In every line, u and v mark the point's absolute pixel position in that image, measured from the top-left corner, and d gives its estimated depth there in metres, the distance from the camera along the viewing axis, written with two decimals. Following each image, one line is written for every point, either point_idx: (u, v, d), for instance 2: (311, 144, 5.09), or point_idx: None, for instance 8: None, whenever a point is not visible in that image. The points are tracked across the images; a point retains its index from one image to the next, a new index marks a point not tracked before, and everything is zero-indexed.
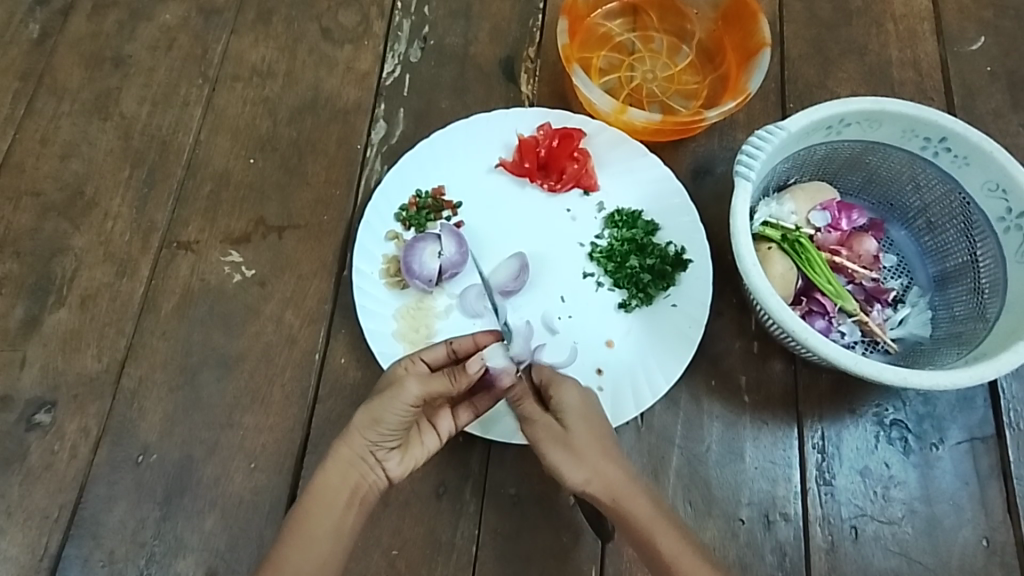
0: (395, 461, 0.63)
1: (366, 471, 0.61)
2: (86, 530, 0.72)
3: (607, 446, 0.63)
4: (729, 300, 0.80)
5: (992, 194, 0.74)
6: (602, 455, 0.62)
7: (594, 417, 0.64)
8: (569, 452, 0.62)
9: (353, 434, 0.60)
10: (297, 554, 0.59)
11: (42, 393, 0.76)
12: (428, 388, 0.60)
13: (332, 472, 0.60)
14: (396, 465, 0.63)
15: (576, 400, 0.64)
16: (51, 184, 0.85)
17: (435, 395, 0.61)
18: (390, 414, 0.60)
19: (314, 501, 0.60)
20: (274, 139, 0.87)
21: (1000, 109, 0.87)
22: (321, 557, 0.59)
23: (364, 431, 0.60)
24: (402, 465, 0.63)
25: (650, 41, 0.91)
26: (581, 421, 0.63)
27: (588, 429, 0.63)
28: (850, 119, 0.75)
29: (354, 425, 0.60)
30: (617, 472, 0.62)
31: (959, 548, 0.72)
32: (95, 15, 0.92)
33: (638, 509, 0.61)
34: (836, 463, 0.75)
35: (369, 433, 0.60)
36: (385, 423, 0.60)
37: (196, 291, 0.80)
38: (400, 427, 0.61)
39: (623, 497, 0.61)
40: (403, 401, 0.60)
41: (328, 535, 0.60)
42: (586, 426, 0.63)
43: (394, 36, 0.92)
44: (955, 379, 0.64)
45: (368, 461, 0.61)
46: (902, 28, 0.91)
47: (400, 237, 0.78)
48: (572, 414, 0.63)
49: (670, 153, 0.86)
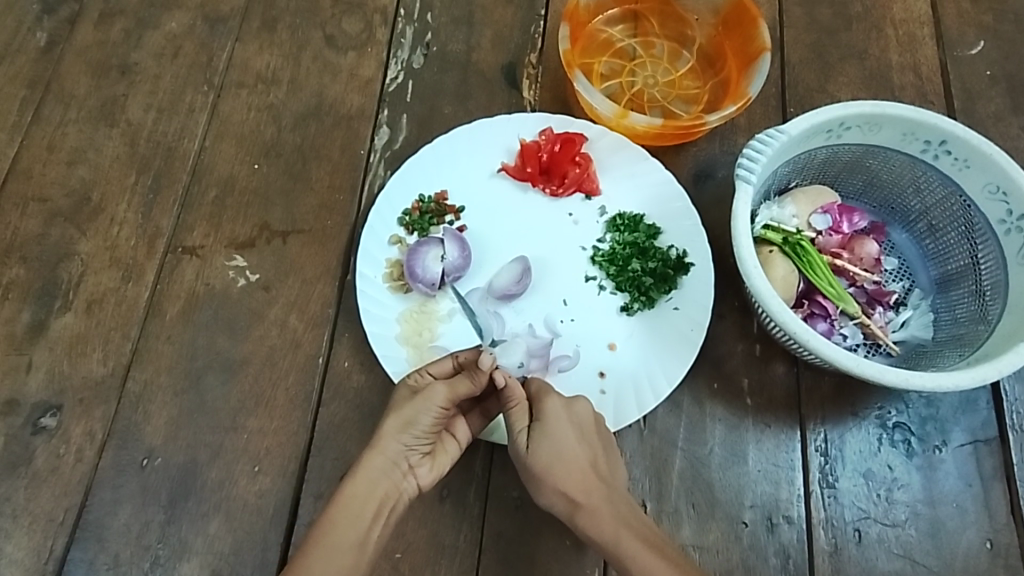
0: (425, 467, 0.65)
1: (399, 478, 0.63)
2: (91, 533, 0.73)
3: (571, 469, 0.63)
4: (731, 303, 0.81)
5: (993, 196, 0.74)
6: (565, 476, 0.63)
7: (573, 436, 0.65)
8: (532, 470, 0.64)
9: (385, 440, 0.63)
10: (320, 563, 0.58)
11: (48, 397, 0.77)
12: (455, 389, 0.64)
13: (361, 482, 0.62)
14: (426, 472, 0.65)
15: (549, 418, 0.65)
16: (58, 190, 0.85)
17: (463, 396, 0.65)
18: (424, 416, 0.63)
19: (341, 511, 0.60)
20: (278, 145, 0.87)
21: (1000, 113, 0.87)
22: (345, 566, 0.58)
23: (396, 435, 0.63)
24: (432, 473, 0.65)
25: (651, 47, 0.91)
26: (548, 440, 0.64)
27: (555, 449, 0.64)
28: (850, 123, 0.75)
29: (388, 429, 0.63)
30: (581, 493, 0.63)
31: (962, 550, 0.72)
32: (102, 24, 0.93)
33: (598, 533, 0.62)
34: (838, 466, 0.75)
35: (403, 437, 0.63)
36: (417, 426, 0.63)
37: (200, 296, 0.81)
38: (431, 429, 0.64)
39: (586, 520, 0.62)
40: (434, 402, 0.64)
41: (352, 546, 0.59)
42: (553, 445, 0.64)
43: (397, 43, 0.92)
44: (957, 381, 0.65)
45: (401, 467, 0.63)
46: (901, 33, 0.92)
47: (403, 241, 0.79)
48: (541, 431, 0.64)
49: (671, 157, 0.86)
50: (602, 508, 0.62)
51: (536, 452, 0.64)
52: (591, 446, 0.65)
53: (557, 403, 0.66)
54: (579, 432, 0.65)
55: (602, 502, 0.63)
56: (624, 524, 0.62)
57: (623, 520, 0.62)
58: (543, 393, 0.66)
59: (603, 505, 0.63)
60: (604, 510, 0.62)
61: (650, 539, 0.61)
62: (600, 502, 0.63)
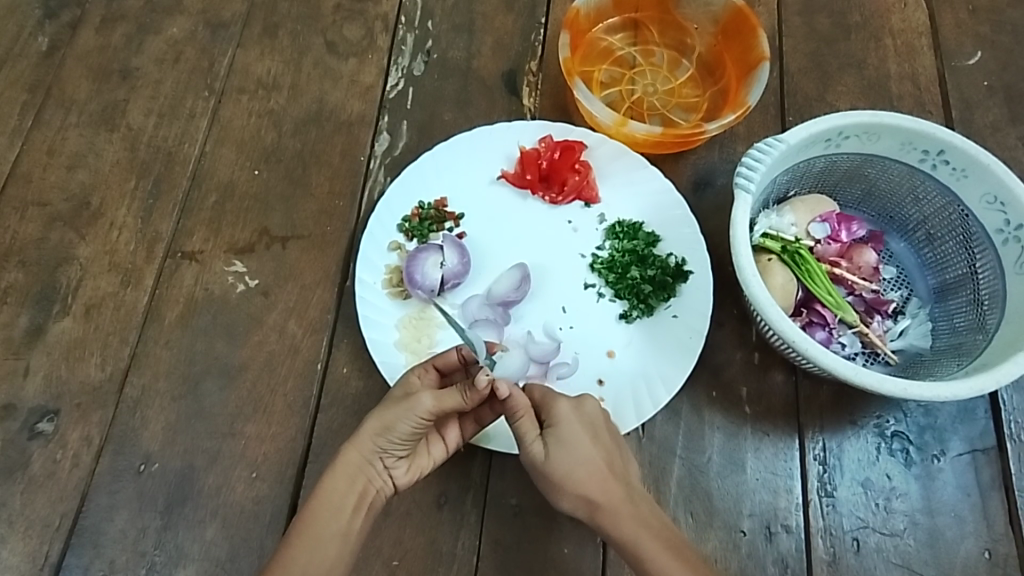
0: (401, 469, 0.65)
1: (373, 476, 0.63)
2: (87, 539, 0.72)
3: (595, 471, 0.61)
4: (729, 311, 0.81)
5: (991, 207, 0.74)
6: (591, 476, 0.61)
7: (584, 440, 0.62)
8: (556, 475, 0.61)
9: (364, 438, 0.62)
10: (304, 555, 0.59)
11: (45, 401, 0.77)
12: (441, 402, 0.62)
13: (340, 477, 0.62)
14: (403, 473, 0.65)
15: (565, 422, 0.63)
16: (57, 195, 0.85)
17: (448, 408, 0.63)
18: (402, 424, 0.62)
19: (321, 506, 0.61)
20: (278, 150, 0.87)
21: (997, 123, 0.88)
22: (328, 558, 0.59)
23: (374, 437, 0.62)
24: (409, 474, 0.66)
25: (651, 55, 0.92)
26: (569, 441, 0.62)
27: (575, 450, 0.62)
28: (848, 132, 0.76)
29: (366, 430, 0.62)
30: (608, 494, 0.61)
31: (961, 560, 0.72)
32: (104, 29, 0.93)
33: (622, 534, 0.60)
34: (837, 475, 0.75)
35: (380, 440, 0.62)
36: (394, 431, 0.62)
37: (199, 301, 0.81)
38: (409, 436, 0.63)
39: (611, 521, 0.61)
40: (416, 413, 0.62)
41: (334, 538, 0.60)
42: (570, 448, 0.62)
43: (398, 50, 0.93)
44: (956, 391, 0.64)
45: (376, 467, 0.63)
46: (900, 43, 0.92)
47: (402, 247, 0.79)
48: (557, 436, 0.62)
49: (671, 165, 0.87)
50: (623, 509, 0.61)
51: (556, 455, 0.61)
52: (605, 445, 0.63)
53: (566, 406, 0.64)
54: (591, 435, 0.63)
55: (625, 502, 0.61)
56: (646, 528, 0.60)
57: (644, 521, 0.61)
58: (552, 399, 0.64)
59: (629, 505, 0.61)
60: (627, 510, 0.61)
61: (671, 547, 0.59)
62: (624, 504, 0.61)
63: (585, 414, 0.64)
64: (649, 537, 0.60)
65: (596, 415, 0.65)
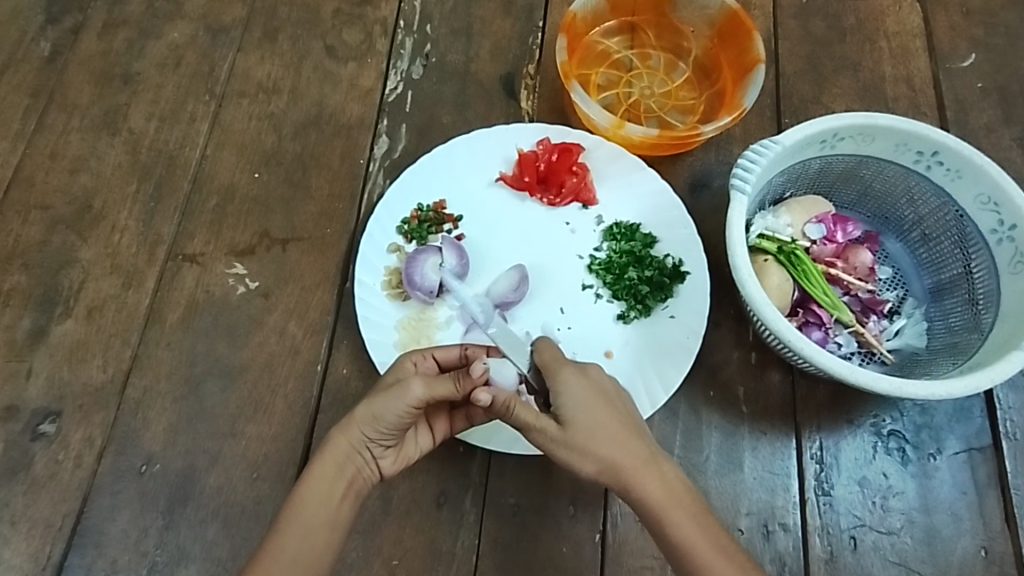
0: (389, 459, 0.66)
1: (361, 465, 0.64)
2: (89, 539, 0.73)
3: (616, 436, 0.60)
4: (727, 311, 0.81)
5: (985, 207, 0.75)
6: (608, 444, 0.60)
7: (600, 407, 0.61)
8: (573, 445, 0.60)
9: (352, 426, 0.63)
10: (293, 542, 0.60)
11: (47, 403, 0.77)
12: (433, 392, 0.62)
13: (328, 463, 0.62)
14: (390, 463, 0.66)
15: (577, 391, 0.61)
16: (60, 199, 0.86)
17: (439, 398, 0.63)
18: (391, 413, 0.62)
19: (310, 491, 0.62)
20: (278, 153, 0.88)
21: (991, 124, 0.88)
22: (317, 547, 0.60)
23: (362, 425, 0.62)
24: (395, 463, 0.66)
25: (647, 58, 0.92)
26: (585, 411, 0.60)
27: (589, 419, 0.60)
28: (843, 133, 0.76)
29: (354, 417, 0.62)
30: (625, 461, 0.60)
31: (957, 557, 0.72)
32: (106, 34, 0.94)
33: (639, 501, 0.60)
34: (834, 473, 0.75)
35: (368, 429, 0.63)
36: (383, 421, 0.62)
37: (200, 303, 0.81)
38: (397, 426, 0.63)
39: (631, 488, 0.60)
40: (406, 402, 0.62)
41: (322, 526, 0.61)
42: (588, 416, 0.60)
43: (397, 53, 0.94)
44: (949, 389, 0.65)
45: (364, 455, 0.64)
46: (894, 45, 0.93)
47: (401, 249, 0.80)
48: (571, 408, 0.60)
49: (668, 167, 0.87)
50: (649, 475, 0.60)
51: (574, 426, 0.60)
52: (619, 407, 0.62)
53: (576, 372, 0.61)
54: (605, 398, 0.61)
55: (648, 464, 0.61)
56: (659, 497, 0.60)
57: (671, 486, 0.61)
58: (558, 365, 0.62)
59: (653, 471, 0.60)
60: (653, 477, 0.60)
61: (698, 516, 0.60)
62: (645, 469, 0.60)
63: (593, 378, 0.62)
64: (674, 505, 0.60)
65: (606, 379, 0.63)
